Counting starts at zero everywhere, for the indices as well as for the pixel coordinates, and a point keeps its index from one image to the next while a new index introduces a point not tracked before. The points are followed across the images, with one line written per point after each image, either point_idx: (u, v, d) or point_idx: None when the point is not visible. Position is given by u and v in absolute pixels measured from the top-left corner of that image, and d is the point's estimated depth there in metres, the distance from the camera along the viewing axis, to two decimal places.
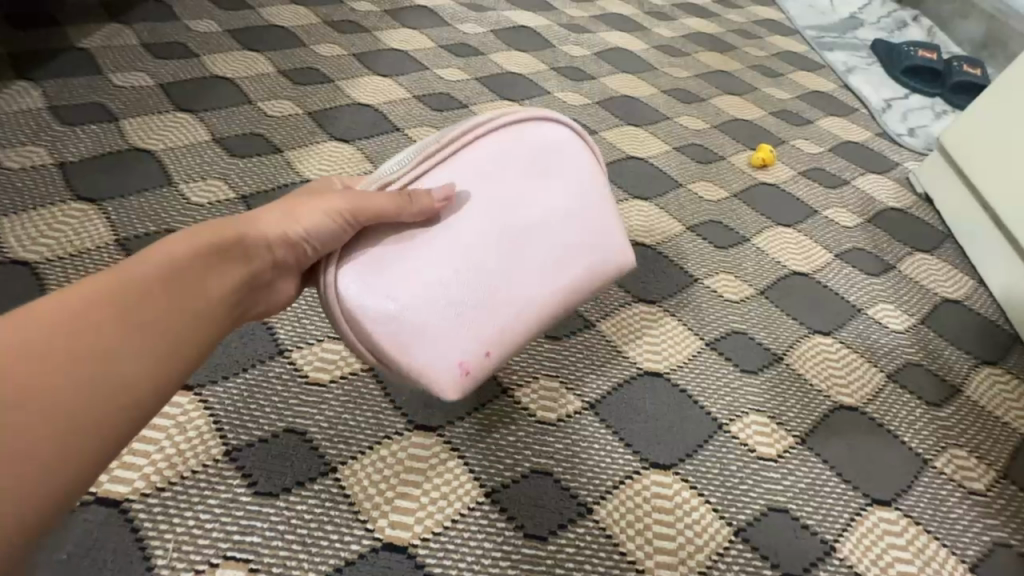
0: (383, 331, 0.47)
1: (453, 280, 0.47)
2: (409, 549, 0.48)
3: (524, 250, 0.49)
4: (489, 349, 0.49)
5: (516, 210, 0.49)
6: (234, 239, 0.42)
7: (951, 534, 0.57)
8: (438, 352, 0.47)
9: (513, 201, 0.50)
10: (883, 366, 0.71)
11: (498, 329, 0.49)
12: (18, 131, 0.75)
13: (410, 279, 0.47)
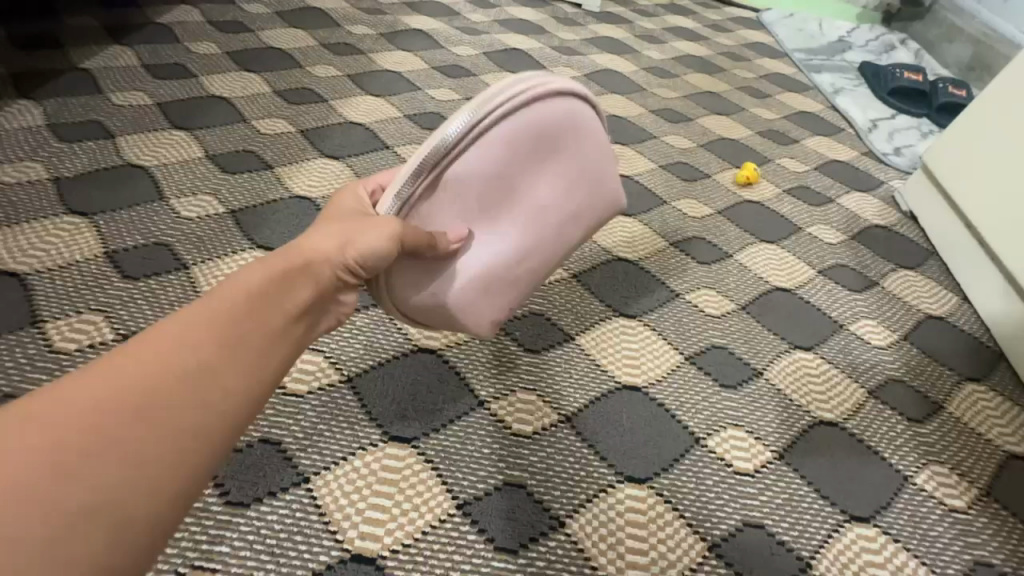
0: (439, 303, 0.53)
1: (484, 249, 0.52)
2: (377, 561, 0.47)
3: (549, 209, 0.54)
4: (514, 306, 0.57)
5: (531, 190, 0.53)
6: (300, 255, 0.39)
7: (931, 552, 0.56)
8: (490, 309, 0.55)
9: (526, 179, 0.52)
10: (864, 382, 0.71)
11: (522, 290, 0.56)
12: (17, 148, 0.78)
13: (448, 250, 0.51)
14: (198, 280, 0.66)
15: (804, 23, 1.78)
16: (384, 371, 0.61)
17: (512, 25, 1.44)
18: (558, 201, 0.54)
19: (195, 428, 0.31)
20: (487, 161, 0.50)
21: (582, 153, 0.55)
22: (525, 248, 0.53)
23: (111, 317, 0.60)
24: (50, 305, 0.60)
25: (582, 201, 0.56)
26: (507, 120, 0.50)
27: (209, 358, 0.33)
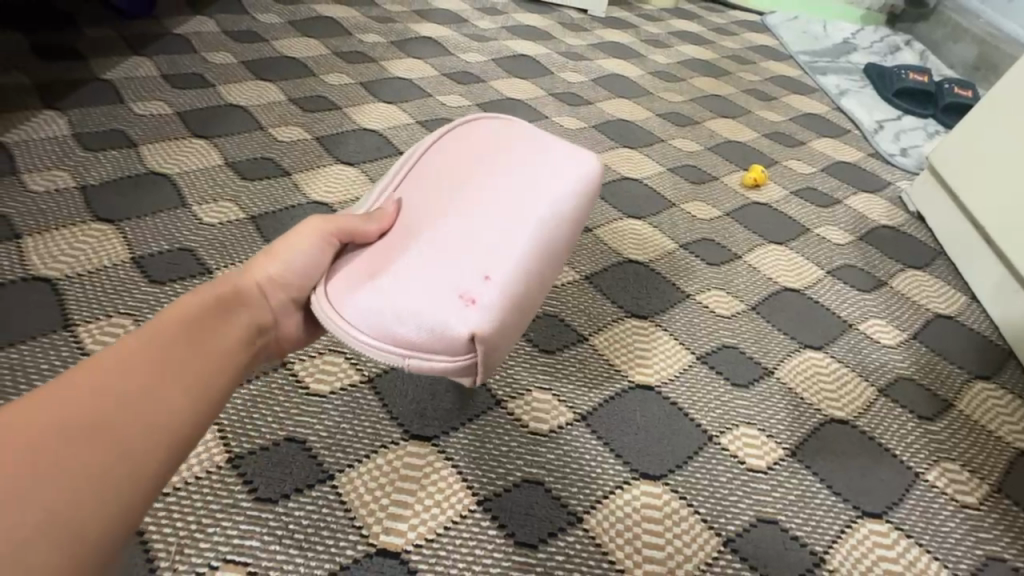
0: (394, 302, 0.46)
1: (424, 243, 0.49)
2: (401, 555, 0.49)
3: (482, 196, 0.52)
4: (486, 277, 0.47)
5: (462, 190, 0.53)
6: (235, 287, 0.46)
7: (943, 547, 0.57)
8: (446, 301, 0.46)
9: (455, 183, 0.53)
10: (874, 381, 0.72)
11: (485, 260, 0.48)
12: (44, 157, 0.80)
13: (387, 258, 0.48)
14: None
15: (808, 26, 1.79)
16: (403, 371, 0.62)
17: (519, 31, 1.46)
18: (491, 188, 0.53)
19: (175, 423, 0.35)
20: (413, 188, 0.54)
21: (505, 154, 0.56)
22: (469, 231, 0.49)
23: (140, 320, 0.63)
24: (81, 309, 0.62)
25: (517, 182, 0.53)
26: (421, 161, 0.57)
27: (181, 364, 0.38)
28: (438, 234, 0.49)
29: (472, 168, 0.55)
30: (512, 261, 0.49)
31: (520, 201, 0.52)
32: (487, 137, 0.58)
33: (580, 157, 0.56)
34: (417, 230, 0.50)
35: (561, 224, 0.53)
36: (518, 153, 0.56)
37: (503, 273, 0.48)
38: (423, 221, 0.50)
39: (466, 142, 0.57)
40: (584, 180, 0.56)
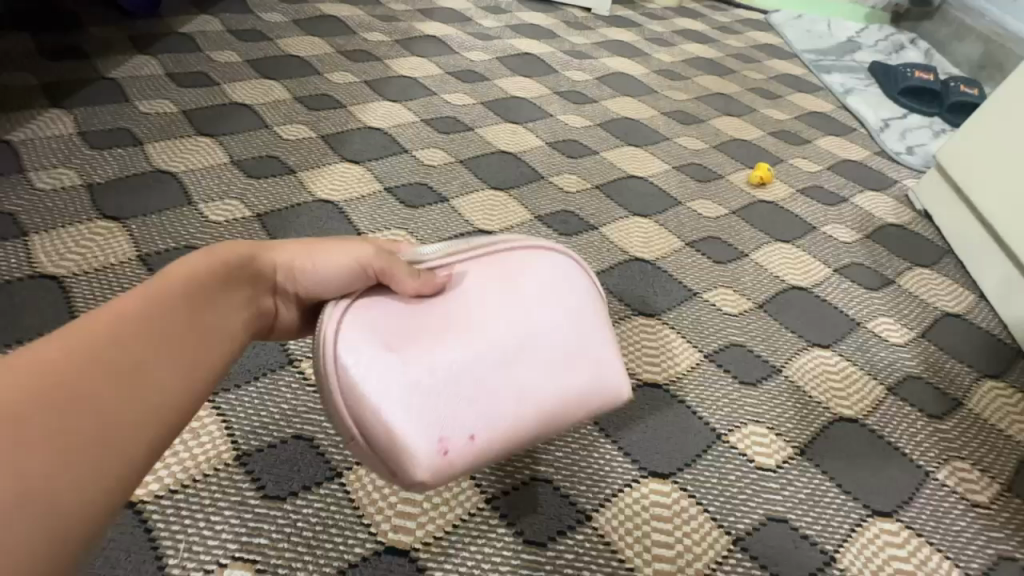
0: (378, 401, 0.40)
1: (440, 355, 0.41)
2: (410, 552, 0.49)
3: (520, 343, 0.43)
4: (470, 436, 0.40)
5: (510, 314, 0.43)
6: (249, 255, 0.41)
7: (954, 546, 0.56)
8: (413, 435, 0.39)
9: (512, 305, 0.44)
10: (883, 379, 0.71)
11: (479, 417, 0.41)
12: (50, 155, 0.80)
13: (400, 344, 0.41)
14: None
15: (812, 24, 1.79)
16: None
17: (523, 30, 1.46)
18: (535, 349, 0.43)
19: (175, 397, 0.31)
20: (472, 279, 0.44)
21: (573, 315, 0.45)
22: (488, 374, 0.41)
23: None
24: (88, 306, 0.62)
25: (558, 359, 0.44)
26: (496, 255, 0.46)
27: (187, 332, 0.34)
28: (457, 349, 0.41)
29: (532, 295, 0.45)
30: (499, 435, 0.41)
31: (547, 375, 0.43)
32: (583, 283, 0.47)
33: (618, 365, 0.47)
34: (445, 332, 0.42)
35: (574, 418, 0.45)
36: (579, 309, 0.45)
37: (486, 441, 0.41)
38: (455, 326, 0.42)
39: (550, 272, 0.46)
40: (622, 395, 0.47)
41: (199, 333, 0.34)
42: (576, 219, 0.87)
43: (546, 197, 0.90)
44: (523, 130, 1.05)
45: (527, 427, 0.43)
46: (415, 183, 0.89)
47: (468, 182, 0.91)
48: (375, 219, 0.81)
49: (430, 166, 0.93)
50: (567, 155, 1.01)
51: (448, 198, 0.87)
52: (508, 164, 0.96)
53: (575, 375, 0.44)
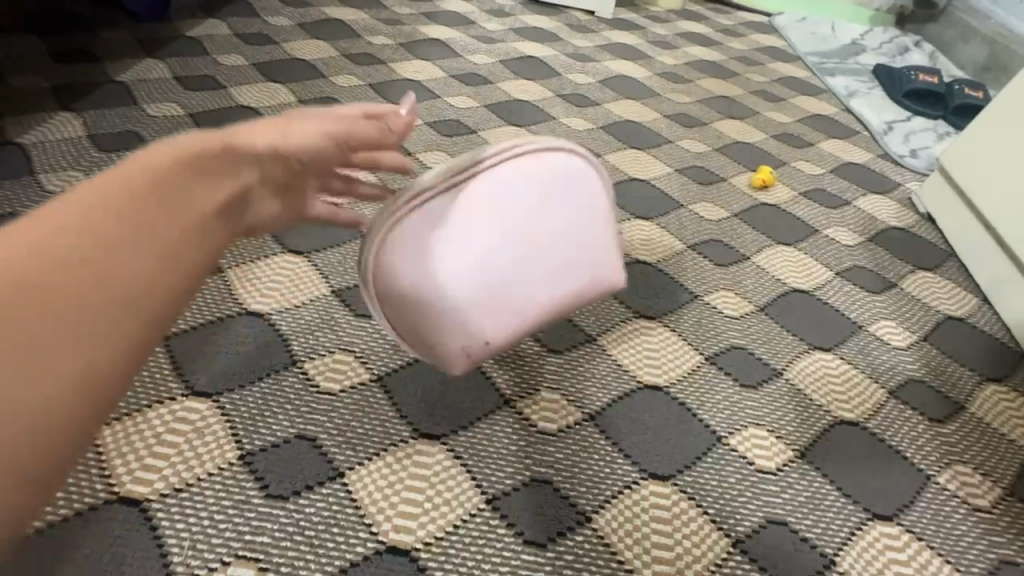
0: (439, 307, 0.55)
1: (477, 266, 0.54)
2: (411, 552, 0.49)
3: (535, 248, 0.56)
4: (508, 329, 0.58)
5: (524, 224, 0.56)
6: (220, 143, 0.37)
7: (955, 550, 0.56)
8: (457, 333, 0.56)
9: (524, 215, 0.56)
10: (885, 383, 0.71)
11: (512, 312, 0.57)
12: (59, 158, 0.82)
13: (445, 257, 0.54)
14: (233, 283, 0.69)
15: (815, 27, 1.79)
16: (413, 370, 0.63)
17: (527, 32, 1.47)
18: (548, 251, 0.57)
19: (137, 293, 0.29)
20: (490, 193, 0.54)
21: (574, 218, 0.58)
22: (516, 279, 0.56)
23: None
24: None
25: (565, 258, 0.58)
26: (509, 167, 0.54)
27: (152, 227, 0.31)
28: (490, 256, 0.55)
29: (539, 203, 0.56)
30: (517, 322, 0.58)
31: (559, 273, 0.59)
32: (581, 185, 0.58)
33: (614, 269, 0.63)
34: (474, 244, 0.54)
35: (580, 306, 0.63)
36: (584, 218, 0.58)
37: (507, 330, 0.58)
38: (483, 238, 0.54)
39: (549, 173, 0.56)
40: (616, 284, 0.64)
41: (167, 217, 0.32)
42: None
43: None
44: (525, 133, 1.06)
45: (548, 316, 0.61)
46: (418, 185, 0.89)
47: None
48: None
49: (433, 169, 0.93)
50: None
51: None
52: None
53: (579, 272, 0.60)
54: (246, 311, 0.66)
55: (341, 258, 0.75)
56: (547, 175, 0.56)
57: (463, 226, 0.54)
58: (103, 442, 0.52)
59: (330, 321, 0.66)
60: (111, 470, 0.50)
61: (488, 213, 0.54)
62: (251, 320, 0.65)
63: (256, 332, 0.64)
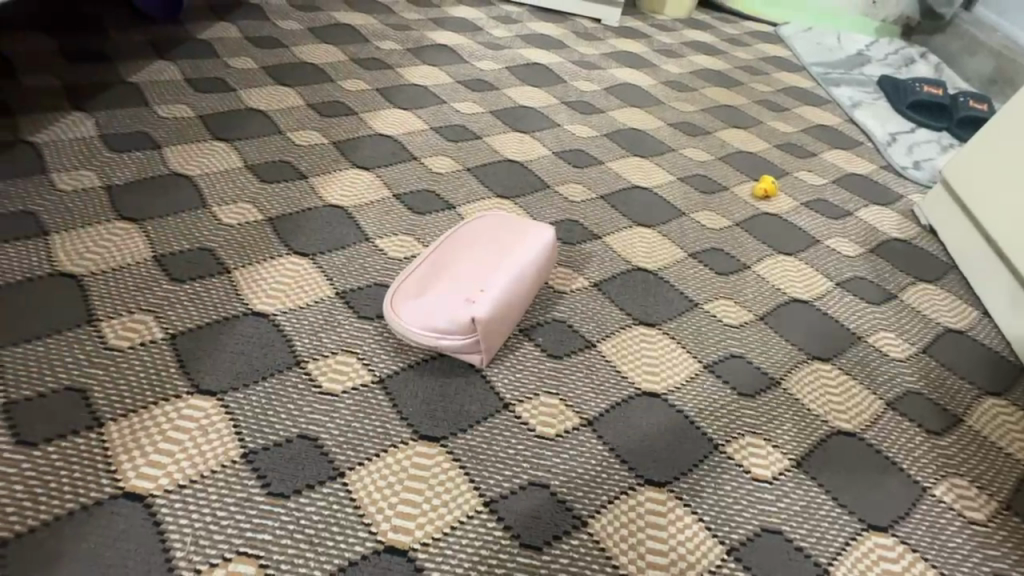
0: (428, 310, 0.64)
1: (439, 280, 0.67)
2: (409, 552, 0.50)
3: (477, 253, 0.70)
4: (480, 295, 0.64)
5: (462, 250, 0.71)
6: None
7: (949, 562, 0.56)
8: (454, 299, 0.64)
9: (458, 246, 0.72)
10: (882, 394, 0.72)
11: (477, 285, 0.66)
12: (71, 158, 0.83)
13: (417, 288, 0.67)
14: (239, 283, 0.70)
15: (821, 37, 1.79)
16: (413, 373, 0.64)
17: (533, 39, 1.49)
18: (486, 251, 0.71)
19: None
20: (431, 250, 0.72)
21: (497, 230, 0.75)
22: (471, 270, 0.68)
23: (160, 317, 0.64)
24: (104, 304, 0.65)
25: (501, 246, 0.72)
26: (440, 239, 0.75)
27: None
28: (446, 272, 0.68)
29: (466, 237, 0.74)
30: (490, 303, 0.64)
31: (503, 257, 0.70)
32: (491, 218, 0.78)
33: (542, 241, 0.73)
34: (431, 272, 0.68)
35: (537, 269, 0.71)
36: (504, 229, 0.75)
37: (493, 286, 0.66)
38: (434, 267, 0.69)
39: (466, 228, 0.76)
40: (549, 246, 0.73)
41: None
42: (581, 228, 0.88)
43: (551, 206, 0.92)
44: (530, 140, 1.07)
45: (514, 281, 0.68)
46: (422, 189, 0.90)
47: (475, 190, 0.92)
48: (383, 224, 0.83)
49: (438, 174, 0.94)
50: (573, 164, 1.03)
51: (454, 205, 0.89)
52: (514, 173, 0.98)
53: (517, 251, 0.71)
54: (250, 311, 0.67)
55: (345, 260, 0.76)
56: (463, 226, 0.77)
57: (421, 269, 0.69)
58: (109, 438, 0.53)
59: (333, 322, 0.67)
60: (116, 465, 0.51)
61: (434, 256, 0.71)
62: (256, 319, 0.66)
63: (261, 332, 0.65)
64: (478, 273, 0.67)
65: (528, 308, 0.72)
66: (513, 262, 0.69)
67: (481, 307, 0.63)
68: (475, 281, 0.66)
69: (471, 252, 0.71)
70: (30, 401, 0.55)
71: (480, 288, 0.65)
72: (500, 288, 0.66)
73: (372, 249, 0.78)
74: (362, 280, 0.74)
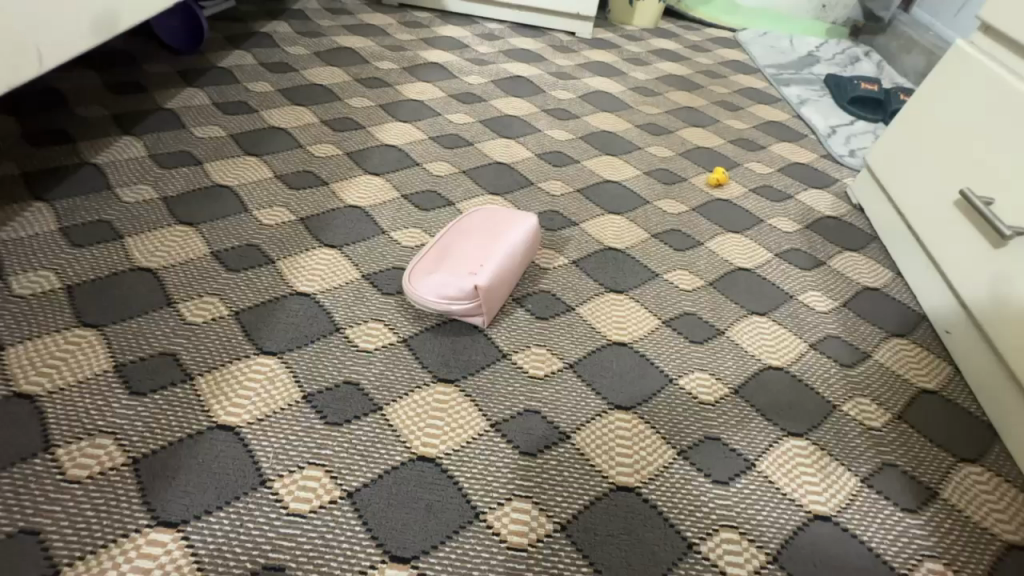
0: (440, 284, 0.80)
1: (446, 262, 0.83)
2: (436, 460, 0.66)
3: (477, 240, 0.87)
4: (479, 271, 0.81)
5: (466, 239, 0.88)
6: None
7: (850, 455, 0.73)
8: (460, 275, 0.80)
9: (461, 236, 0.89)
10: (807, 338, 0.89)
11: (478, 263, 0.82)
12: (130, 175, 0.98)
13: (431, 268, 0.83)
14: (284, 271, 0.86)
15: (776, 41, 1.98)
16: (430, 334, 0.80)
17: (515, 54, 1.66)
18: (485, 238, 0.87)
19: None
20: (440, 238, 0.89)
21: (493, 221, 0.91)
22: (472, 253, 0.84)
23: (225, 299, 0.80)
24: (178, 291, 0.80)
25: (495, 234, 0.88)
26: (447, 229, 0.92)
27: None
28: (454, 255, 0.84)
29: (467, 227, 0.90)
30: (488, 275, 0.80)
31: (499, 242, 0.86)
32: (488, 211, 0.94)
33: (529, 228, 0.90)
34: (441, 256, 0.85)
35: (524, 253, 0.87)
36: (498, 220, 0.91)
37: (490, 265, 0.82)
38: (444, 253, 0.86)
39: (467, 219, 0.92)
40: (534, 232, 0.90)
41: None
42: (560, 217, 1.05)
43: (536, 200, 1.09)
44: (515, 145, 1.23)
45: (509, 261, 0.84)
46: (425, 190, 1.07)
47: (471, 189, 1.09)
48: (396, 220, 0.99)
49: (438, 177, 1.11)
50: (553, 164, 1.20)
51: (454, 202, 1.05)
52: (503, 173, 1.14)
53: (509, 236, 0.88)
54: (295, 292, 0.83)
55: (368, 250, 0.92)
56: (465, 218, 0.93)
57: (432, 255, 0.86)
58: (200, 388, 0.69)
59: (362, 298, 0.84)
60: (209, 406, 0.67)
61: (444, 243, 0.87)
62: (301, 298, 0.82)
63: (306, 307, 0.81)
64: (481, 254, 0.84)
65: (519, 282, 0.89)
66: (507, 246, 0.86)
67: (482, 278, 0.79)
68: (477, 261, 0.83)
69: (472, 239, 0.87)
70: (134, 362, 0.70)
71: (481, 265, 0.82)
72: (497, 264, 0.82)
73: (389, 240, 0.95)
74: (382, 265, 0.90)
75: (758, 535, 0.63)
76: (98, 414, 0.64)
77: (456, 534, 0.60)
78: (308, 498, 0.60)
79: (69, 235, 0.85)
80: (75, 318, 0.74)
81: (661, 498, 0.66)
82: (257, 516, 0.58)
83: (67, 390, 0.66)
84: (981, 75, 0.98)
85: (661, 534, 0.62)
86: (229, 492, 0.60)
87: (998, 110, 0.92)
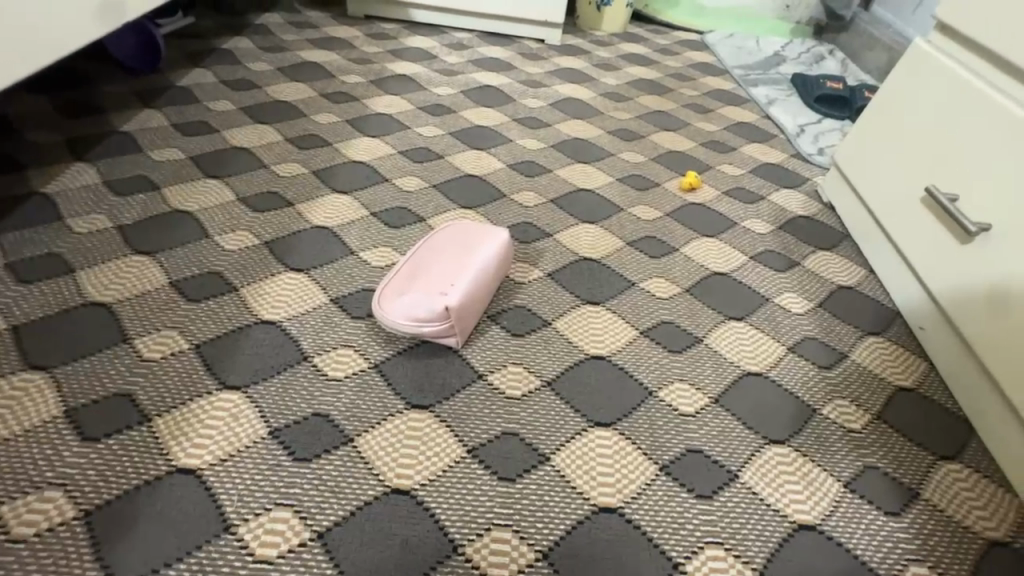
0: (411, 305, 0.78)
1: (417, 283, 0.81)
2: (411, 492, 0.63)
3: (449, 258, 0.85)
4: (450, 291, 0.79)
5: (437, 257, 0.86)
6: None
7: (832, 460, 0.73)
8: (431, 296, 0.78)
9: (433, 254, 0.87)
10: (785, 341, 0.89)
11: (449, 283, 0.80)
12: (82, 203, 0.94)
13: (402, 290, 0.81)
14: (248, 298, 0.82)
15: (742, 42, 2.01)
16: (402, 357, 0.78)
17: (484, 63, 1.65)
18: (456, 256, 0.85)
19: None
20: (411, 257, 0.87)
21: (465, 238, 0.89)
22: (444, 272, 0.82)
23: (185, 332, 0.77)
24: (134, 326, 0.76)
25: (467, 251, 0.86)
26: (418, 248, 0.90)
27: None
28: (425, 275, 0.82)
29: (438, 245, 0.88)
30: (459, 295, 0.78)
31: (471, 259, 0.84)
32: (460, 228, 0.92)
33: (501, 244, 0.88)
34: (412, 277, 0.83)
35: (497, 269, 0.86)
36: (471, 236, 0.89)
37: (461, 284, 0.80)
38: (415, 273, 0.84)
39: (439, 236, 0.90)
40: (507, 248, 0.88)
41: None
42: (534, 229, 1.03)
43: (508, 212, 1.07)
44: (486, 156, 1.22)
45: (481, 279, 0.82)
46: (395, 207, 1.04)
47: (442, 204, 1.07)
48: (365, 239, 0.96)
49: (407, 192, 1.08)
50: (525, 174, 1.18)
51: (424, 218, 1.03)
52: (474, 186, 1.12)
53: (481, 253, 0.86)
54: (259, 321, 0.80)
55: (336, 272, 0.89)
56: (437, 236, 0.91)
57: (403, 275, 0.83)
58: (159, 429, 0.65)
59: (331, 323, 0.81)
60: (168, 448, 0.64)
61: (415, 263, 0.85)
62: (266, 327, 0.79)
63: (272, 336, 0.78)
64: (453, 273, 0.82)
65: (493, 299, 0.87)
66: (480, 264, 0.84)
67: (453, 299, 0.77)
68: (447, 281, 0.81)
69: (443, 258, 0.85)
70: (87, 406, 0.66)
71: (452, 285, 0.80)
72: (468, 283, 0.80)
73: (358, 260, 0.92)
74: (352, 287, 0.87)
75: (744, 550, 0.62)
76: (47, 465, 0.60)
77: (434, 570, 0.57)
78: (276, 542, 0.57)
79: (16, 271, 0.81)
80: (21, 361, 0.70)
81: (644, 517, 0.64)
82: (221, 565, 0.55)
83: (11, 441, 0.62)
84: (940, 73, 0.99)
85: (646, 556, 0.61)
86: (190, 542, 0.56)
87: (959, 108, 0.93)
